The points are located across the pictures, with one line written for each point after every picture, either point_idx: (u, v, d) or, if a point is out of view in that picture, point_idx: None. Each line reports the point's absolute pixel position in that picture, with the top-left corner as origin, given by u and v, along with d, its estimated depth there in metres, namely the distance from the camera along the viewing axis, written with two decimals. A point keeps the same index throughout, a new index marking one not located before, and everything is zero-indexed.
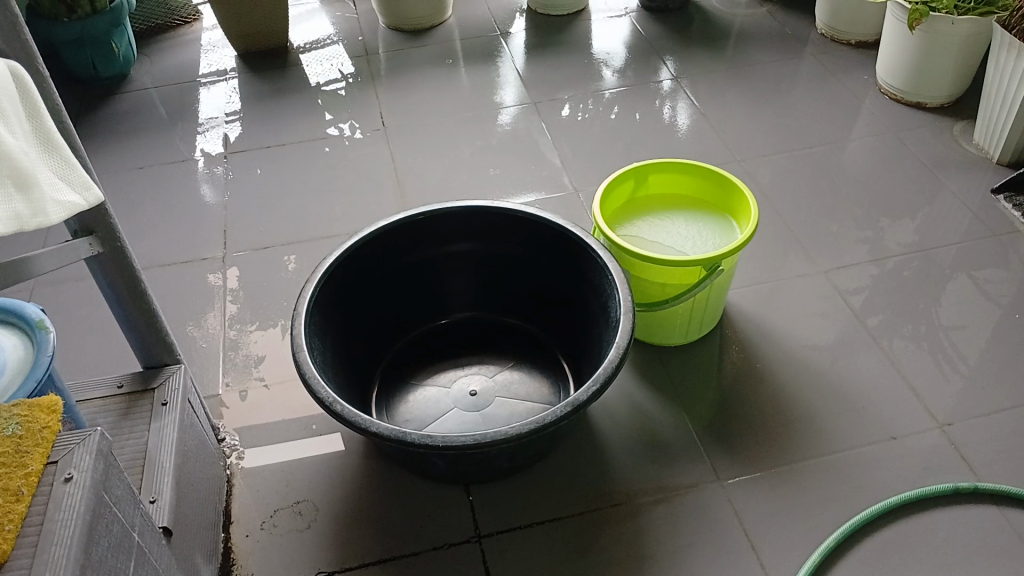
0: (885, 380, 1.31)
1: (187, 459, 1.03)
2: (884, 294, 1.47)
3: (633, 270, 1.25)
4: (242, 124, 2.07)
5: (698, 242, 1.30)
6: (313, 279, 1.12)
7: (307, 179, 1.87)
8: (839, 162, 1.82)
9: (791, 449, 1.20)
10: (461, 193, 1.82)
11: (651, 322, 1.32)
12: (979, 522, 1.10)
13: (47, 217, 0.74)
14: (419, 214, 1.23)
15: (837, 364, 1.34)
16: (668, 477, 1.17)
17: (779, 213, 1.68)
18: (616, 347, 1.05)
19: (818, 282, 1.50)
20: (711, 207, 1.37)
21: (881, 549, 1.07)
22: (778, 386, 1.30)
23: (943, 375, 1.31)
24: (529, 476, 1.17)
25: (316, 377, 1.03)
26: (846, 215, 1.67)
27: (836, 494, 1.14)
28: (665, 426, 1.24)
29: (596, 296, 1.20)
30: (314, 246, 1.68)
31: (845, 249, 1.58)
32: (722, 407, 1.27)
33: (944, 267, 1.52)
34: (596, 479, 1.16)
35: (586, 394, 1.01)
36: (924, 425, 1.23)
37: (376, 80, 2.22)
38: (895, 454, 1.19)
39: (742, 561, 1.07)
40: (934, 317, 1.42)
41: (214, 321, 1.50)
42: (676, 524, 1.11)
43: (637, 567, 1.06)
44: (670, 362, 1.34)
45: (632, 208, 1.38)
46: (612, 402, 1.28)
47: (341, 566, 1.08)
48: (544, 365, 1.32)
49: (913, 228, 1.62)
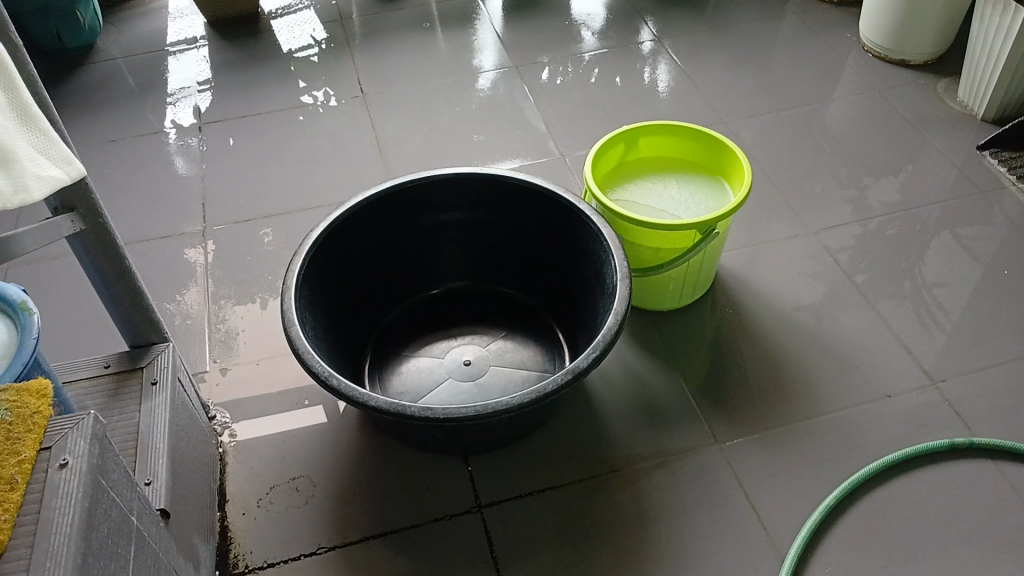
0: (877, 339, 1.31)
1: (180, 440, 1.01)
2: (874, 253, 1.47)
3: (627, 235, 1.23)
4: (215, 93, 2.02)
5: (690, 205, 1.29)
6: (301, 252, 1.10)
7: (285, 149, 1.83)
8: (824, 122, 1.81)
9: (788, 409, 1.21)
10: (444, 160, 1.79)
11: (644, 288, 1.31)
12: (975, 476, 1.11)
13: (29, 194, 0.71)
14: (409, 182, 1.21)
15: (829, 324, 1.34)
16: (666, 441, 1.16)
17: (767, 174, 1.67)
18: (614, 313, 1.04)
19: (807, 243, 1.50)
20: (702, 168, 1.36)
21: (879, 506, 1.08)
22: (772, 347, 1.30)
23: (934, 332, 1.32)
24: (528, 445, 1.16)
25: (310, 352, 1.00)
26: (832, 175, 1.66)
27: (833, 452, 1.15)
28: (662, 391, 1.23)
29: (590, 262, 1.19)
30: (296, 218, 1.64)
31: (832, 208, 1.58)
32: (717, 370, 1.26)
33: (931, 225, 1.53)
34: (595, 446, 1.16)
35: (586, 361, 1.00)
36: (917, 383, 1.24)
37: (351, 46, 2.17)
38: (890, 412, 1.20)
39: (744, 523, 1.07)
40: (923, 275, 1.42)
41: (197, 298, 1.47)
42: (677, 488, 1.11)
43: (639, 532, 1.06)
44: (664, 327, 1.33)
45: (622, 171, 1.36)
46: (606, 368, 1.27)
47: (343, 541, 1.07)
48: (538, 334, 1.31)
49: (899, 186, 1.62)
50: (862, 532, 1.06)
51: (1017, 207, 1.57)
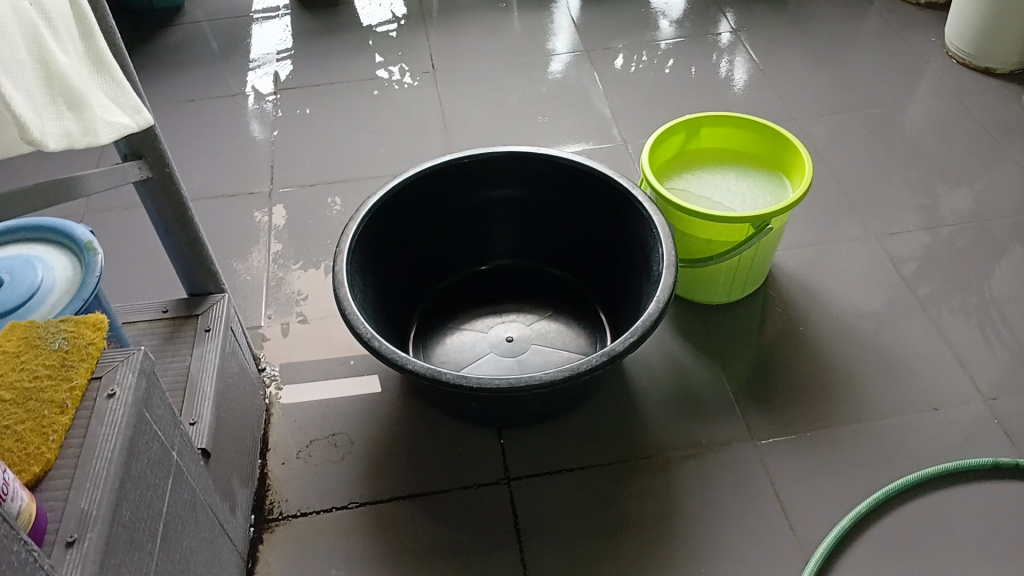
0: (930, 350, 1.27)
1: (227, 387, 1.06)
2: (936, 263, 1.43)
3: (679, 224, 1.23)
4: (293, 62, 2.07)
5: (747, 199, 1.27)
6: (355, 217, 1.12)
7: (354, 119, 1.87)
8: (899, 126, 1.76)
9: (830, 412, 1.18)
10: (508, 139, 1.80)
11: (692, 278, 1.30)
12: (1021, 497, 1.07)
13: (97, 137, 0.75)
14: (465, 157, 1.22)
15: (882, 331, 1.31)
16: (701, 433, 1.16)
17: (834, 174, 1.63)
18: (656, 300, 1.04)
19: (869, 247, 1.46)
20: (764, 163, 1.34)
21: (914, 518, 1.06)
22: (820, 349, 1.28)
23: (991, 349, 1.27)
24: (562, 424, 1.17)
25: (355, 314, 1.03)
26: (902, 180, 1.61)
27: (873, 459, 1.12)
28: (702, 383, 1.22)
29: (638, 248, 1.19)
30: (358, 187, 1.68)
31: (899, 214, 1.53)
32: (760, 367, 1.25)
33: (1002, 238, 1.47)
34: (629, 431, 1.16)
35: (623, 345, 1.00)
36: (968, 398, 1.20)
37: (428, 22, 2.19)
38: (936, 425, 1.16)
39: (772, 522, 1.06)
40: (986, 289, 1.37)
41: (259, 257, 1.52)
42: (707, 479, 1.10)
43: (664, 519, 1.06)
44: (711, 319, 1.32)
45: (681, 160, 1.35)
46: (648, 355, 1.27)
47: (374, 498, 1.10)
48: (582, 317, 1.32)
49: (972, 197, 1.56)
50: (892, 542, 1.04)
51: None
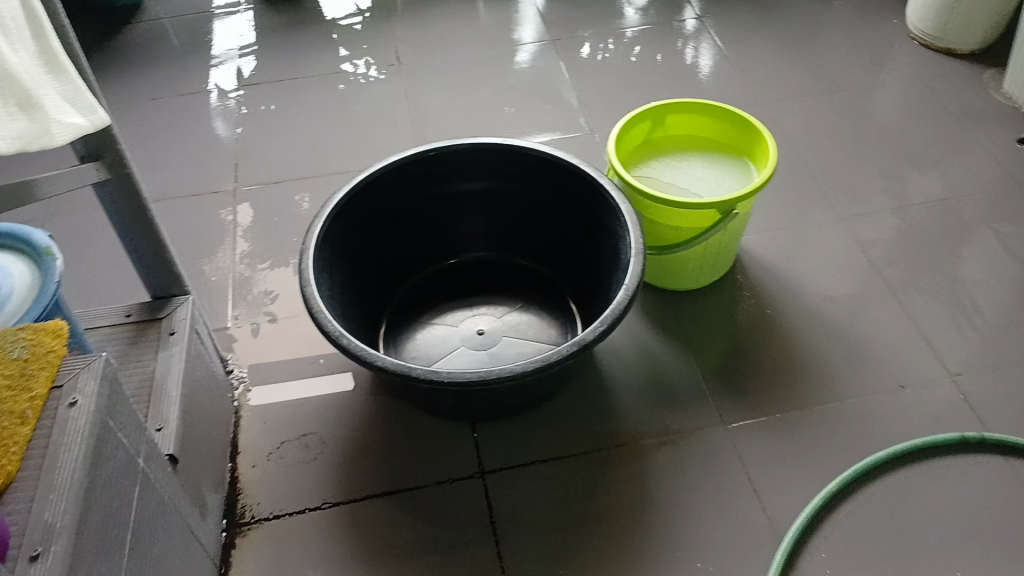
0: (897, 330, 1.29)
1: (195, 390, 1.04)
2: (901, 244, 1.45)
3: (647, 212, 1.23)
4: (256, 58, 2.04)
5: (714, 185, 1.28)
6: (321, 213, 1.11)
7: (320, 114, 1.84)
8: (863, 109, 1.77)
9: (800, 394, 1.19)
10: (476, 131, 1.79)
11: (661, 266, 1.30)
12: (987, 472, 1.09)
13: (51, 138, 0.73)
14: (432, 150, 1.22)
15: (849, 313, 1.32)
16: (673, 420, 1.16)
17: (800, 159, 1.65)
18: (625, 289, 1.04)
19: (835, 231, 1.48)
20: (730, 149, 1.34)
21: (884, 496, 1.07)
22: (788, 332, 1.29)
23: (956, 327, 1.30)
24: (535, 415, 1.17)
25: (323, 312, 1.02)
26: (866, 163, 1.63)
27: (842, 440, 1.14)
28: (674, 370, 1.23)
29: (607, 237, 1.19)
30: (325, 183, 1.66)
31: (864, 197, 1.55)
32: (730, 352, 1.26)
33: (964, 218, 1.49)
34: (602, 421, 1.16)
35: (593, 334, 1.00)
36: (934, 376, 1.22)
37: (392, 15, 2.17)
38: (903, 403, 1.18)
39: (744, 505, 1.07)
40: (950, 268, 1.39)
41: (225, 257, 1.50)
42: (680, 466, 1.11)
43: (639, 507, 1.07)
44: (680, 306, 1.32)
45: (648, 148, 1.35)
46: (619, 344, 1.27)
47: (347, 497, 1.09)
48: (553, 307, 1.31)
49: (935, 178, 1.58)
50: (863, 520, 1.05)
51: None
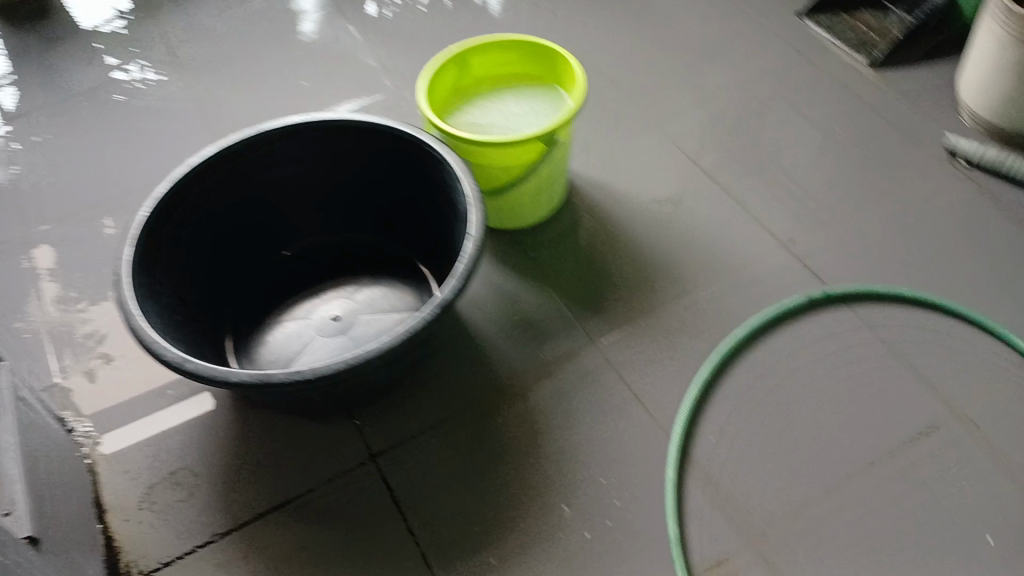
0: (728, 214, 1.36)
1: (37, 460, 0.94)
2: (714, 134, 1.51)
3: (473, 158, 1.21)
4: (13, 84, 1.83)
5: (532, 119, 1.27)
6: (130, 241, 1.02)
7: (104, 131, 1.69)
8: (651, 14, 1.82)
9: (658, 296, 1.23)
10: (279, 114, 1.70)
11: (499, 207, 1.29)
12: (835, 321, 1.16)
13: None
14: (235, 144, 1.14)
15: (682, 209, 1.37)
16: (546, 352, 1.17)
17: (605, 73, 1.68)
18: (471, 238, 1.02)
19: (652, 135, 1.52)
20: (538, 79, 1.34)
21: (753, 369, 1.11)
22: (632, 241, 1.32)
23: (778, 199, 1.38)
24: (411, 385, 1.15)
25: (159, 343, 0.94)
26: (666, 65, 1.68)
27: (703, 327, 1.18)
28: (535, 305, 1.23)
29: (440, 191, 1.17)
30: (129, 204, 1.53)
31: (670, 97, 1.60)
32: (584, 274, 1.27)
33: (763, 97, 1.58)
34: (479, 372, 1.15)
35: (451, 292, 0.98)
36: (769, 248, 1.30)
37: (158, 9, 2.00)
38: (749, 280, 1.25)
39: (631, 411, 1.09)
40: (761, 146, 1.47)
41: (34, 308, 1.35)
42: (563, 394, 1.12)
43: (533, 443, 1.07)
44: (527, 243, 1.33)
45: (459, 95, 1.33)
46: (477, 294, 1.26)
47: (236, 522, 1.03)
48: (403, 274, 1.28)
49: (729, 66, 1.66)
50: (740, 396, 1.09)
51: (839, 65, 1.63)
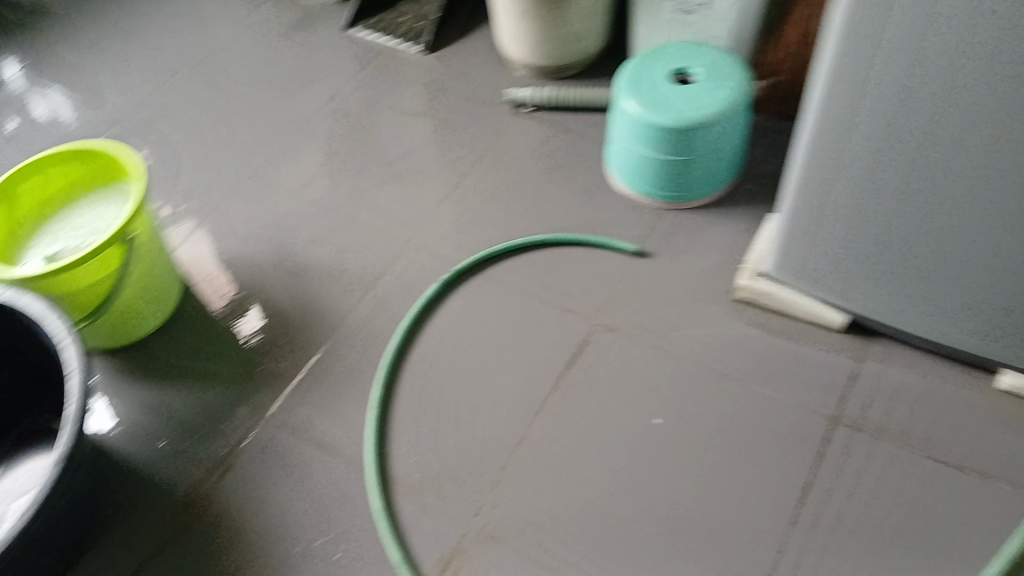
0: (347, 233, 1.35)
1: None
2: (305, 155, 1.47)
3: (53, 287, 1.07)
4: None
5: (107, 224, 1.19)
6: None
7: None
8: (194, 53, 1.71)
9: (312, 342, 1.21)
10: None
11: (109, 325, 1.16)
12: (473, 295, 1.23)
13: None
14: None
15: (303, 246, 1.34)
16: (221, 447, 1.11)
17: (172, 133, 1.55)
18: (71, 376, 0.92)
19: (245, 181, 1.45)
20: (99, 180, 1.26)
21: (419, 369, 1.15)
22: (267, 299, 1.27)
23: (386, 199, 1.38)
24: (88, 553, 1.03)
25: None
26: (231, 100, 1.59)
27: (362, 353, 1.18)
28: (195, 407, 1.15)
29: (31, 338, 1.06)
30: None
31: (248, 133, 1.52)
32: (232, 352, 1.21)
33: (337, 100, 1.56)
34: (157, 500, 1.07)
35: (68, 442, 0.87)
36: (394, 250, 1.31)
37: None
38: (388, 289, 1.26)
39: (326, 467, 1.07)
40: (353, 151, 1.46)
41: None
42: (253, 481, 1.07)
43: (241, 546, 1.01)
44: (158, 348, 1.22)
45: (20, 228, 1.21)
46: (126, 423, 1.15)
47: None
48: (31, 439, 1.12)
49: (293, 79, 1.61)
50: (417, 401, 1.11)
51: (393, 44, 1.63)
